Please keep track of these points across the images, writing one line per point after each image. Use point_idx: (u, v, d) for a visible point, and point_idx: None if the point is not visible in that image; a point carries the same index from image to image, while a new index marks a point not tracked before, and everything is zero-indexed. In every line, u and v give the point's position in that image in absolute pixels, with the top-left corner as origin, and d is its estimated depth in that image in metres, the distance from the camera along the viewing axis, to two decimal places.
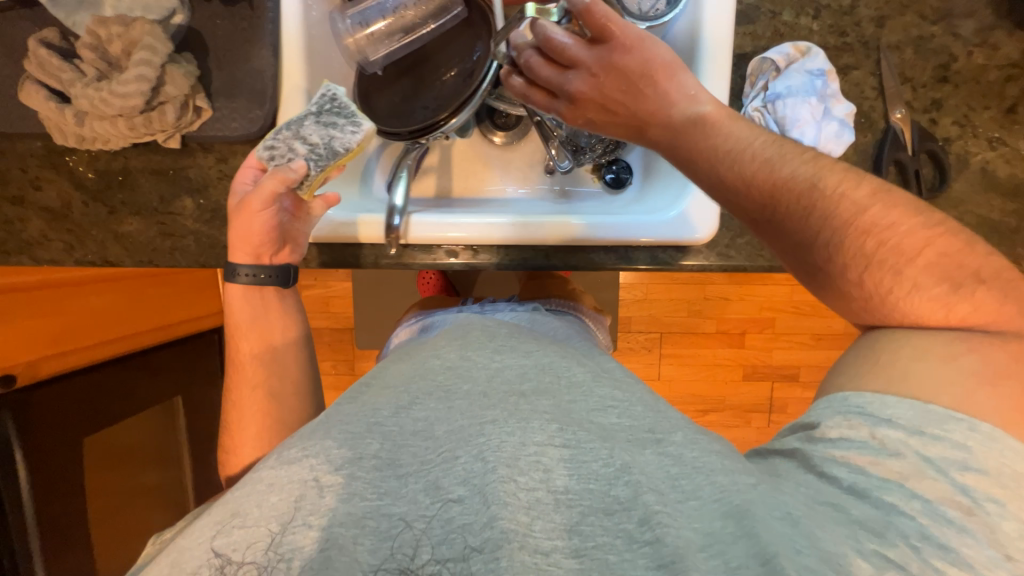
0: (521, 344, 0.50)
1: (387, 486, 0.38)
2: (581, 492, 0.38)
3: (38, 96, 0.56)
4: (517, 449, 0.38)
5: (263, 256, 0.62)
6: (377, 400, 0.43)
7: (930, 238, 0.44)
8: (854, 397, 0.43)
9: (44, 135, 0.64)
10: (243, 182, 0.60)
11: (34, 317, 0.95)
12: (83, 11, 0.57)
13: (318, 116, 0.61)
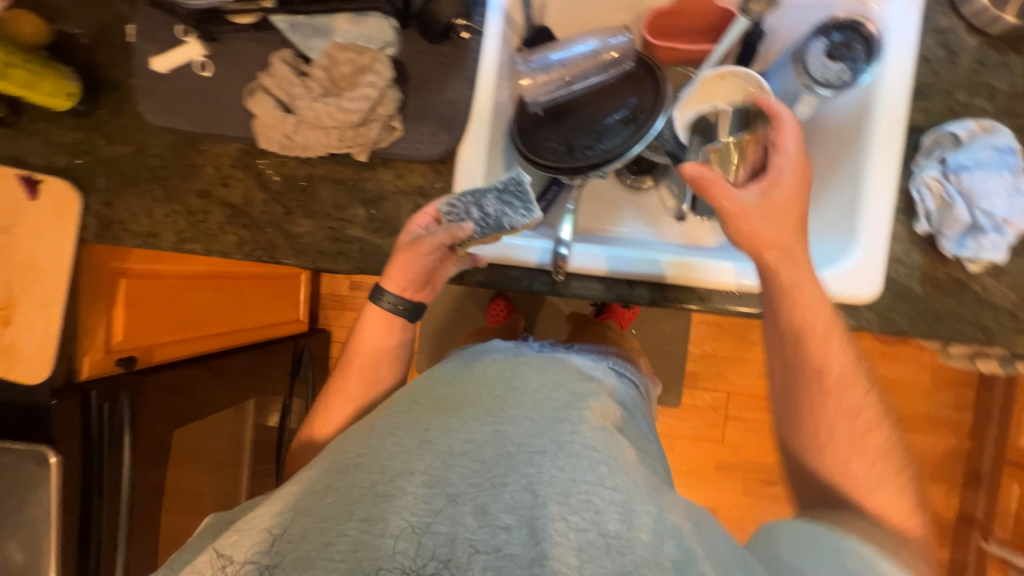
0: (571, 385, 0.58)
1: (452, 506, 0.46)
2: (625, 545, 0.43)
3: (267, 104, 0.63)
4: (568, 485, 0.46)
5: (406, 293, 0.66)
6: (428, 422, 0.53)
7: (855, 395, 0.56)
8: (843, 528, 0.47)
9: (248, 139, 0.71)
10: (419, 225, 0.63)
11: (159, 304, 0.99)
12: (317, 38, 0.65)
13: (500, 194, 0.59)
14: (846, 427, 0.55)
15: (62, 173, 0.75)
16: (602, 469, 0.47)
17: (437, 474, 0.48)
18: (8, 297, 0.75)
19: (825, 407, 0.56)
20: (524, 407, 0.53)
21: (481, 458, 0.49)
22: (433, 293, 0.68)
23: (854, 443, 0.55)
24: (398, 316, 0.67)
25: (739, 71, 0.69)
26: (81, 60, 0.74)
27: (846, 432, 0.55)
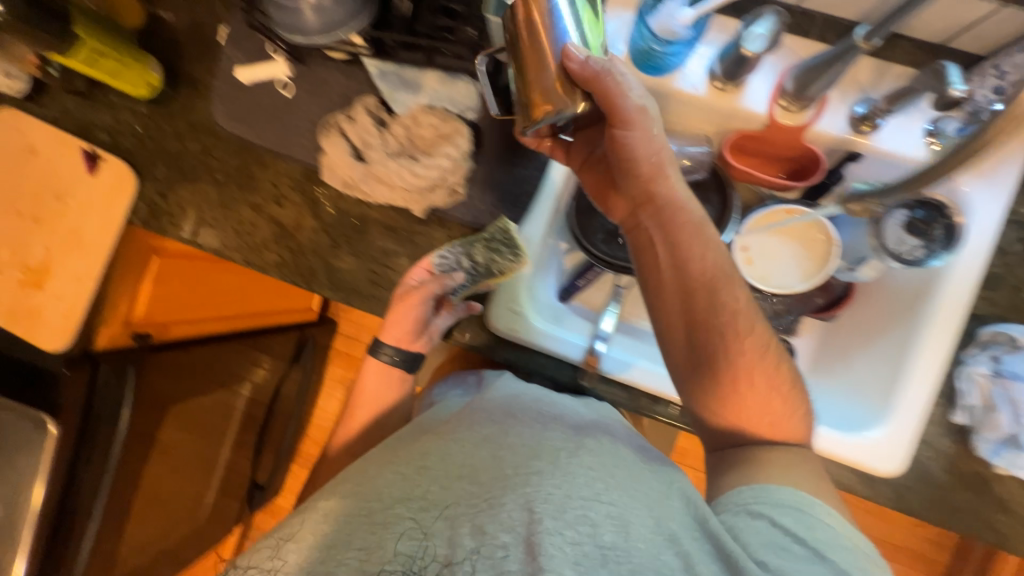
0: (520, 425, 0.57)
1: (454, 526, 0.48)
2: (548, 524, 0.46)
3: (340, 146, 0.63)
4: (488, 481, 0.50)
5: (401, 346, 0.69)
6: (408, 456, 0.57)
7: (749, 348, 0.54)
8: (749, 491, 0.50)
9: (312, 165, 0.71)
10: (412, 278, 0.66)
11: (183, 285, 0.99)
12: (403, 90, 0.64)
13: (486, 242, 0.65)
14: (761, 385, 0.53)
15: (123, 154, 0.76)
16: (603, 488, 0.49)
17: (438, 502, 0.50)
18: (44, 260, 0.75)
19: (750, 386, 0.53)
20: (519, 437, 0.55)
21: (476, 480, 0.51)
22: (430, 346, 0.70)
23: (794, 430, 0.53)
24: (396, 367, 0.71)
25: (807, 211, 0.68)
26: (167, 49, 0.75)
27: (741, 396, 0.53)
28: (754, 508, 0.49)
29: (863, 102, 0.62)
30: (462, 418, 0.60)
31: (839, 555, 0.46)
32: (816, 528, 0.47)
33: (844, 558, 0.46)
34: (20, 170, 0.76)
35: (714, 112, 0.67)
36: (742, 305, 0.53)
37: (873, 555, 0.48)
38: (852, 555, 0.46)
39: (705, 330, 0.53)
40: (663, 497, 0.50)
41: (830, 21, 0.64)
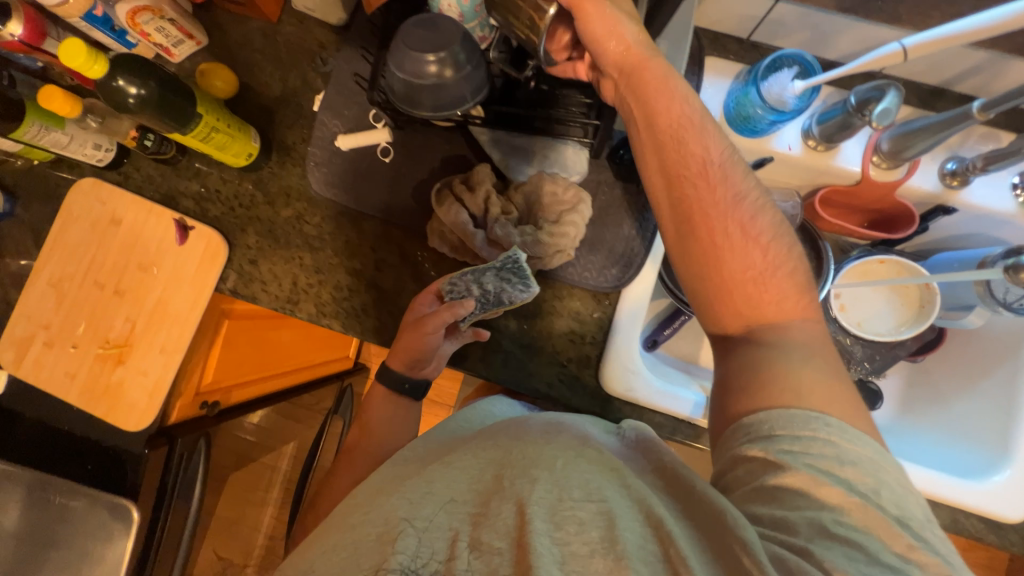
0: (521, 432, 0.47)
1: (427, 532, 0.40)
2: (570, 531, 0.37)
3: (457, 214, 0.63)
4: (511, 487, 0.41)
5: (411, 372, 0.66)
6: (421, 481, 0.46)
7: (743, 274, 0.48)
8: (815, 444, 0.40)
9: (414, 230, 0.71)
10: (420, 305, 0.64)
11: (249, 346, 0.95)
12: (516, 158, 0.68)
13: (498, 271, 0.59)
14: (733, 270, 0.47)
15: (211, 222, 0.74)
16: (596, 485, 0.39)
17: (438, 524, 0.40)
18: (127, 335, 0.72)
19: (728, 259, 0.48)
20: (530, 452, 0.44)
21: (474, 496, 0.42)
22: (437, 370, 0.68)
23: (747, 309, 0.47)
24: (404, 396, 0.68)
25: (901, 261, 0.70)
26: (257, 116, 0.75)
27: (729, 270, 0.48)
28: (763, 448, 0.41)
29: (953, 159, 0.66)
30: (480, 438, 0.49)
31: (836, 473, 0.38)
32: (838, 454, 0.39)
33: (885, 500, 0.37)
34: (102, 242, 0.74)
35: (808, 169, 0.70)
36: (749, 196, 0.49)
37: (897, 476, 0.39)
38: (819, 463, 0.39)
39: (721, 228, 0.48)
40: (559, 465, 0.42)
41: (912, 86, 0.68)
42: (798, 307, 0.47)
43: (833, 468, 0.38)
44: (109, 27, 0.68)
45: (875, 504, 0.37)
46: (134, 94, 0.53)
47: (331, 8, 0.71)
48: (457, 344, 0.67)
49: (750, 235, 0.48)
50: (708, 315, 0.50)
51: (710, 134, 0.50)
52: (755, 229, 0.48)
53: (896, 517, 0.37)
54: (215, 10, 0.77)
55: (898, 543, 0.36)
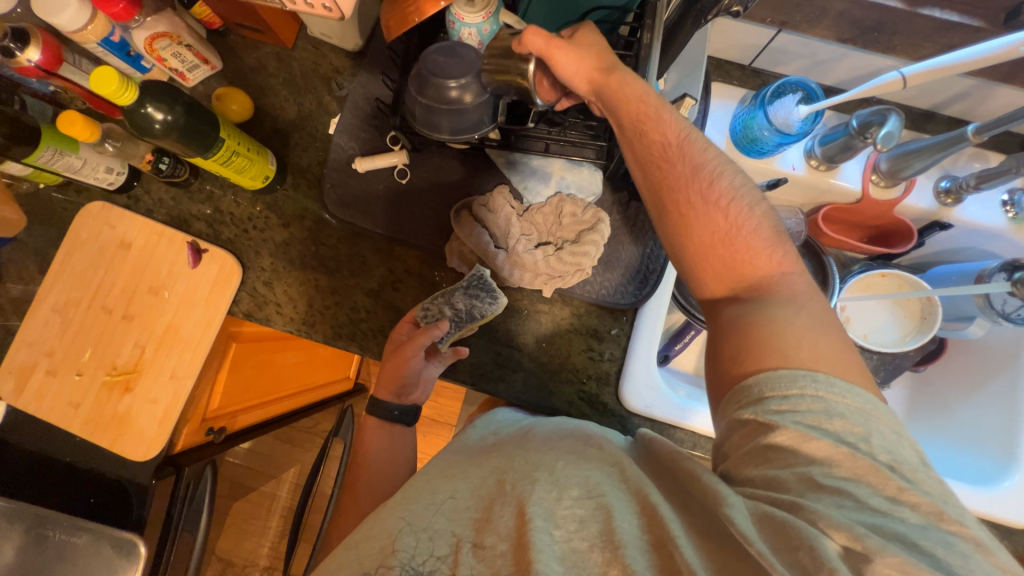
0: (519, 443, 0.49)
1: (429, 537, 0.40)
2: (569, 527, 0.39)
3: (479, 236, 0.65)
4: (514, 486, 0.42)
5: (399, 400, 0.66)
6: (422, 481, 0.47)
7: (723, 234, 0.47)
8: (815, 394, 0.38)
9: (431, 250, 0.72)
10: (398, 334, 0.65)
11: (256, 370, 0.93)
12: (534, 179, 0.70)
13: (466, 289, 0.64)
14: (704, 236, 0.47)
15: (225, 244, 0.74)
16: (596, 481, 0.41)
17: (443, 530, 0.40)
18: (136, 361, 0.71)
19: (698, 226, 0.47)
20: (531, 462, 0.44)
21: (479, 501, 0.43)
22: (426, 395, 0.68)
23: (727, 271, 0.47)
24: (396, 422, 0.66)
25: (902, 275, 0.73)
26: (272, 139, 0.76)
27: (699, 236, 0.47)
28: (749, 411, 0.39)
29: (946, 178, 0.70)
30: (486, 449, 0.50)
31: (825, 427, 0.36)
32: (825, 408, 0.37)
33: (883, 446, 0.36)
34: (111, 266, 0.72)
35: (811, 188, 0.73)
36: (709, 164, 0.49)
37: (892, 423, 0.37)
38: (810, 420, 0.37)
39: (684, 197, 0.48)
40: (556, 467, 0.43)
41: (906, 110, 0.72)
42: (775, 262, 0.46)
43: (822, 423, 0.37)
44: (126, 53, 0.68)
45: (865, 453, 0.35)
46: (160, 120, 0.53)
47: (348, 35, 0.73)
48: (440, 366, 0.67)
49: (709, 200, 0.47)
50: (693, 284, 0.49)
51: (666, 109, 0.50)
52: (716, 194, 0.48)
53: (886, 463, 0.35)
54: (229, 36, 0.78)
55: (888, 487, 0.34)
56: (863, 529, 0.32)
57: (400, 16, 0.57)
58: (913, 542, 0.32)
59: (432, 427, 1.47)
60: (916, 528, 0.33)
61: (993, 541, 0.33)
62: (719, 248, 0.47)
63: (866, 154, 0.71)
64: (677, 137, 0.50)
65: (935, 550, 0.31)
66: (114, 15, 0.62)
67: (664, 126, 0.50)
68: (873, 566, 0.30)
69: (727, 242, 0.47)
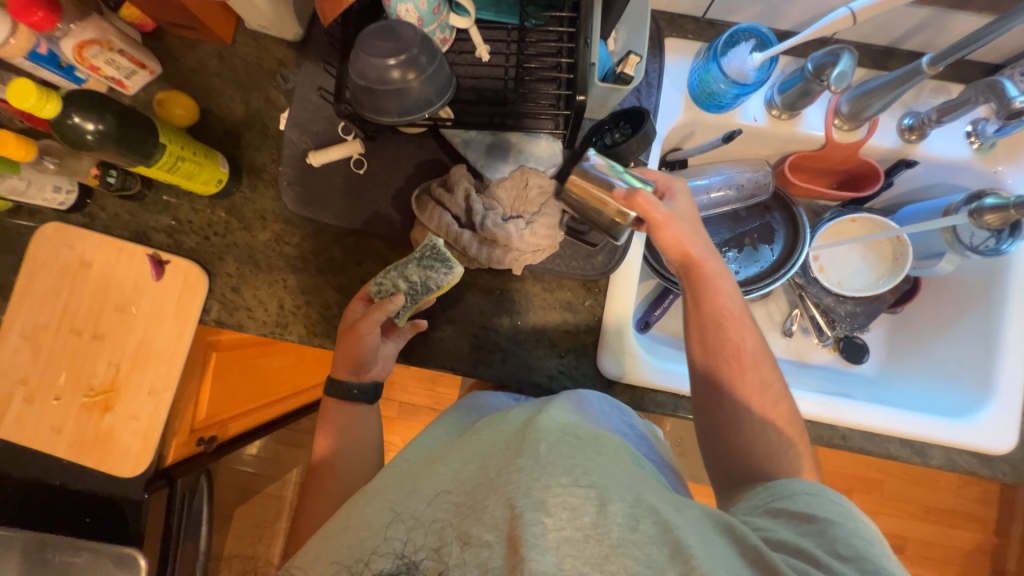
0: (503, 434, 0.48)
1: (415, 528, 0.41)
2: (568, 525, 0.38)
3: (441, 219, 0.63)
4: (504, 477, 0.42)
5: (357, 377, 0.64)
6: (415, 476, 0.47)
7: (770, 384, 0.52)
8: (788, 493, 0.44)
9: (397, 238, 0.71)
10: (352, 312, 0.63)
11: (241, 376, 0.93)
12: (491, 157, 0.67)
13: (419, 260, 0.62)
14: (749, 379, 0.51)
15: (188, 254, 0.72)
16: (582, 470, 0.41)
17: (426, 518, 0.42)
18: (112, 380, 0.70)
19: (723, 365, 0.52)
20: (520, 455, 0.43)
21: (464, 489, 0.43)
22: (386, 370, 0.66)
23: (761, 393, 0.51)
24: (357, 401, 0.65)
25: (871, 217, 0.73)
26: (223, 141, 0.74)
27: (718, 363, 0.53)
28: (773, 507, 0.44)
29: (909, 115, 0.68)
30: (470, 438, 0.50)
31: (800, 523, 0.41)
32: (833, 507, 0.42)
33: (867, 551, 0.38)
34: (74, 288, 0.71)
35: (774, 139, 0.72)
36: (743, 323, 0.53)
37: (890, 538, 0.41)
38: (816, 509, 0.42)
39: (742, 352, 0.52)
40: (544, 459, 0.42)
41: (864, 49, 0.71)
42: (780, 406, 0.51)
43: (826, 508, 0.42)
44: (57, 65, 0.66)
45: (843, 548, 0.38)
46: (91, 130, 0.52)
47: (287, 24, 0.70)
48: (399, 342, 0.66)
49: (730, 334, 0.52)
50: (704, 423, 0.55)
51: (686, 228, 0.54)
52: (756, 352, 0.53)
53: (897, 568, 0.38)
54: (166, 37, 0.75)
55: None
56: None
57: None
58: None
59: (431, 415, 1.48)
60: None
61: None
62: (777, 403, 0.51)
63: (827, 98, 0.69)
64: (715, 273, 0.54)
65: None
66: (35, 24, 0.58)
67: (719, 275, 0.54)
68: None
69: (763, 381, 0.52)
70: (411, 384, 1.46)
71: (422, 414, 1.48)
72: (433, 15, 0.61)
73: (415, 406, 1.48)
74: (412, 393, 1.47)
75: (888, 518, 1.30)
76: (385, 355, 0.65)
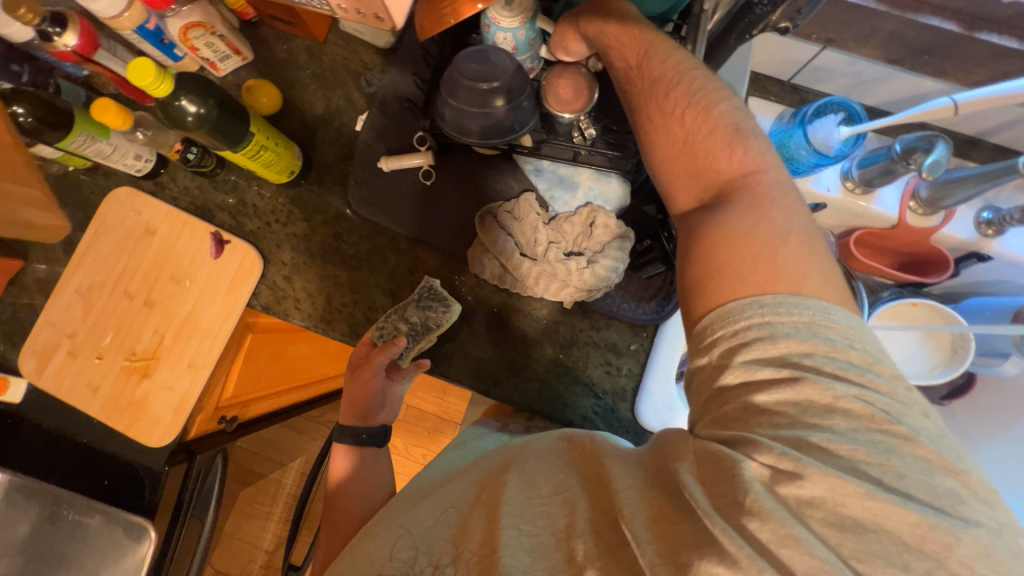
0: (501, 451, 0.53)
1: (419, 545, 0.45)
2: (536, 529, 0.42)
3: (503, 242, 0.64)
4: (493, 487, 0.47)
5: (365, 421, 0.65)
6: (423, 512, 0.49)
7: (709, 154, 0.45)
8: (756, 311, 0.36)
9: (451, 253, 0.71)
10: (354, 356, 0.67)
11: (272, 360, 0.93)
12: (561, 189, 0.68)
13: (416, 302, 0.68)
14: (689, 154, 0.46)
15: (247, 237, 0.74)
16: (563, 477, 0.45)
17: (427, 536, 0.46)
18: (155, 348, 0.71)
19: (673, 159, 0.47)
20: (514, 469, 0.47)
21: (466, 498, 0.48)
22: (394, 414, 0.68)
23: (694, 184, 0.45)
24: (366, 445, 0.65)
25: (934, 304, 0.70)
26: (298, 133, 0.76)
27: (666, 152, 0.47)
28: (723, 344, 0.37)
29: (988, 209, 0.67)
30: (476, 464, 0.54)
31: (770, 353, 0.35)
32: (769, 347, 0.35)
33: (823, 357, 0.34)
34: (135, 251, 0.73)
35: (845, 211, 0.71)
36: (676, 101, 0.47)
37: (845, 328, 0.35)
38: (757, 350, 0.35)
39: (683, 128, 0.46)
40: (526, 466, 0.47)
41: (949, 135, 0.69)
42: (737, 162, 0.44)
43: (767, 350, 0.35)
44: (160, 41, 0.68)
45: (808, 368, 0.34)
46: (192, 113, 0.54)
47: (380, 31, 0.72)
48: (405, 383, 0.67)
49: (666, 114, 0.47)
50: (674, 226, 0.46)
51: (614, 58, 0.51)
52: (705, 119, 0.45)
53: (828, 375, 0.34)
54: (262, 27, 0.77)
55: (823, 398, 0.33)
56: (787, 439, 0.33)
57: (435, 16, 0.54)
58: (835, 452, 0.32)
59: (438, 424, 1.46)
60: (842, 434, 0.33)
61: (919, 432, 0.33)
62: (718, 166, 0.44)
63: (906, 179, 0.68)
64: (648, 58, 0.49)
65: (852, 455, 0.32)
66: (151, 3, 0.61)
67: (651, 59, 0.49)
68: (794, 483, 0.32)
69: (709, 157, 0.45)
70: (423, 389, 1.46)
71: (429, 421, 1.46)
72: (528, 45, 0.62)
73: (424, 412, 1.47)
74: (424, 400, 1.45)
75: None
76: (396, 401, 0.68)
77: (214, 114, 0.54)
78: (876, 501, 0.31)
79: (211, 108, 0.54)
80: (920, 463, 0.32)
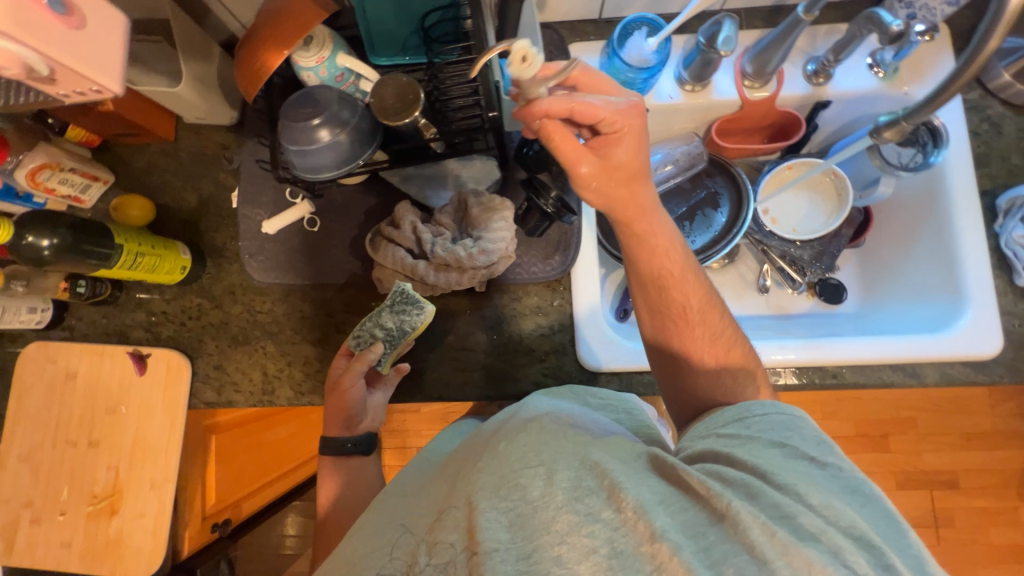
0: (470, 450, 0.51)
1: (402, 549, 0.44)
2: (516, 507, 0.39)
3: (396, 253, 0.66)
4: (467, 485, 0.43)
5: (350, 429, 0.66)
6: (400, 513, 0.49)
7: (707, 325, 0.57)
8: (764, 408, 0.49)
9: (361, 282, 0.73)
10: (336, 367, 0.66)
11: (250, 453, 0.95)
12: (432, 187, 0.71)
13: (391, 307, 0.64)
14: (708, 349, 0.57)
15: (167, 342, 0.74)
16: (534, 453, 0.43)
17: (403, 541, 0.44)
18: (114, 483, 0.71)
19: (688, 331, 0.57)
20: (489, 462, 0.44)
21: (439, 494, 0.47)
22: (377, 419, 0.68)
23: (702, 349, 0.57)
24: (353, 452, 0.66)
25: (802, 160, 0.76)
26: (182, 230, 0.77)
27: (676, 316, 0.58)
28: (735, 418, 0.49)
29: (811, 61, 0.72)
30: (442, 472, 0.53)
31: (766, 433, 0.46)
32: (759, 425, 0.48)
33: (809, 443, 0.45)
34: (64, 400, 0.73)
35: (694, 110, 0.75)
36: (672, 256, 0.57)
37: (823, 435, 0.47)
38: (755, 427, 0.47)
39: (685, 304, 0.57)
40: (503, 450, 0.44)
41: (755, 11, 0.75)
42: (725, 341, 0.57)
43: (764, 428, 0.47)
44: (14, 195, 0.69)
45: (795, 441, 0.45)
46: (47, 245, 0.55)
47: (221, 110, 0.75)
48: (387, 390, 0.68)
49: (673, 273, 0.57)
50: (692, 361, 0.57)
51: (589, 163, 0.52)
52: (704, 299, 0.58)
53: (815, 453, 0.44)
54: (113, 148, 0.79)
55: (806, 459, 0.44)
56: (781, 472, 0.42)
57: (250, 71, 0.58)
58: (801, 497, 0.40)
59: None
60: (811, 484, 0.41)
61: (872, 502, 0.42)
62: (717, 343, 0.57)
63: (732, 62, 0.73)
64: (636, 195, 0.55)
65: (820, 499, 0.40)
66: None
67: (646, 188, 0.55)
68: (767, 497, 0.39)
69: (707, 332, 0.57)
70: (422, 427, 1.45)
71: None
72: (336, 82, 0.66)
73: None
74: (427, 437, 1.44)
75: (939, 456, 1.20)
76: (378, 407, 0.68)
77: (64, 237, 0.56)
78: (829, 529, 0.37)
79: (65, 236, 0.56)
80: (868, 519, 0.40)
